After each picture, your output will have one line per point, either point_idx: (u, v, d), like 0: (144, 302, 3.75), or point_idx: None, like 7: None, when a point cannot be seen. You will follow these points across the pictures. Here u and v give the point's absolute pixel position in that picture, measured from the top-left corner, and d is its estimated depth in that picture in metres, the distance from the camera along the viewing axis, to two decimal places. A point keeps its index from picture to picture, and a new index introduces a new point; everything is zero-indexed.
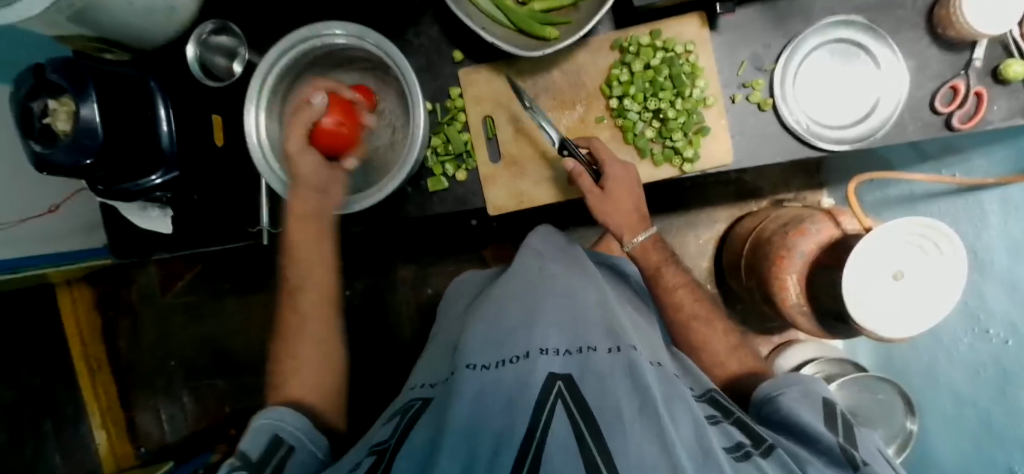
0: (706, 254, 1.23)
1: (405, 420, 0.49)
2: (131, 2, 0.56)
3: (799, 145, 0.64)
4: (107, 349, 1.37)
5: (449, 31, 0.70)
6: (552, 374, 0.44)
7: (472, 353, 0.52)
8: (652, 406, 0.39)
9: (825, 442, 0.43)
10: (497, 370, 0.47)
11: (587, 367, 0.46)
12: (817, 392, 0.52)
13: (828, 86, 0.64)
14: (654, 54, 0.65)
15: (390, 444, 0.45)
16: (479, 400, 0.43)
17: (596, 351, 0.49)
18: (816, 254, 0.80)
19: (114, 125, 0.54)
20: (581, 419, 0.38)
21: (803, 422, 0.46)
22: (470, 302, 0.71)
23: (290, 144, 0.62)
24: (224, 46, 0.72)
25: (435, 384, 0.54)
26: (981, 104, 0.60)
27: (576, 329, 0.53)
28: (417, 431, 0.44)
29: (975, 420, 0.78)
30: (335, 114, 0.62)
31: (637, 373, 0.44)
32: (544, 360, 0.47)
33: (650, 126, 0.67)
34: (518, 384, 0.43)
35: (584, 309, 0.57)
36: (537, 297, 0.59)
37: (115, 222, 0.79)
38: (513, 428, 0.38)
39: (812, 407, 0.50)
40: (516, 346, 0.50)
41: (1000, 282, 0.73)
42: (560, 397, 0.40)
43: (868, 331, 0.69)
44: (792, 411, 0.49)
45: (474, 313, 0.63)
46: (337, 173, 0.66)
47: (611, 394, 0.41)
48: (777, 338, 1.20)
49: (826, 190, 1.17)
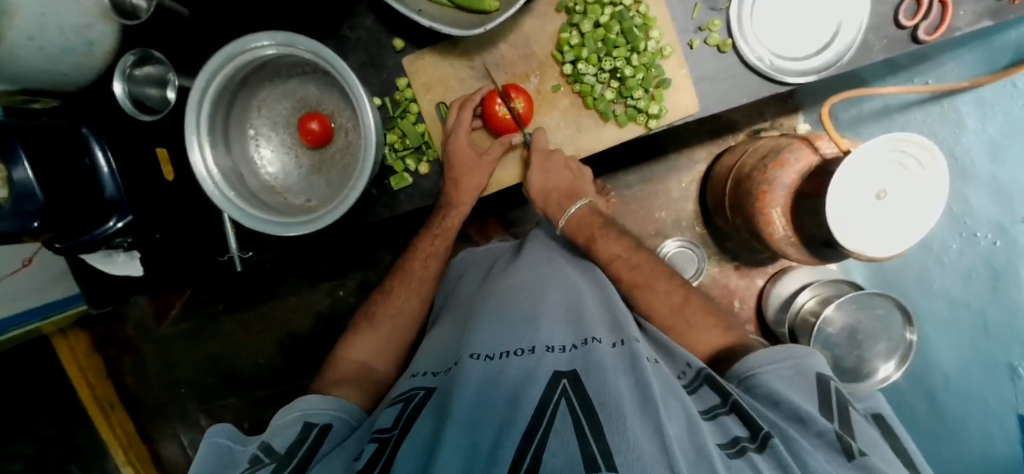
0: (690, 197, 1.22)
1: (408, 408, 0.47)
2: (41, 47, 0.52)
3: (763, 82, 0.61)
4: (115, 387, 1.37)
5: (385, 20, 0.66)
6: (556, 373, 0.43)
7: (476, 342, 0.52)
8: (653, 403, 0.39)
9: (819, 426, 0.43)
10: (500, 363, 0.47)
11: (591, 357, 0.45)
12: (810, 367, 0.50)
13: (789, 16, 0.60)
14: (602, 10, 0.61)
15: (392, 434, 0.44)
16: (480, 399, 0.42)
17: (600, 342, 0.49)
18: (797, 183, 0.79)
19: (53, 182, 0.52)
20: (581, 410, 0.38)
21: (793, 403, 0.45)
22: (473, 289, 0.71)
23: (460, 123, 0.64)
24: (152, 76, 0.67)
25: (436, 373, 0.53)
26: (947, 11, 0.57)
27: (578, 322, 0.53)
28: (420, 426, 0.42)
29: (972, 322, 0.79)
30: (517, 102, 0.63)
31: (639, 366, 0.44)
32: (549, 356, 0.47)
33: (609, 87, 0.64)
34: (522, 381, 0.43)
35: (580, 305, 0.58)
36: (534, 299, 0.58)
37: (82, 268, 0.76)
38: (516, 422, 0.38)
39: (803, 389, 0.47)
40: (520, 340, 0.51)
41: (983, 186, 0.73)
42: (564, 395, 0.40)
43: (857, 255, 0.69)
44: (778, 390, 0.47)
45: (474, 306, 0.63)
46: (485, 160, 0.66)
47: (612, 383, 0.41)
48: (771, 269, 1.20)
49: (801, 114, 1.15)
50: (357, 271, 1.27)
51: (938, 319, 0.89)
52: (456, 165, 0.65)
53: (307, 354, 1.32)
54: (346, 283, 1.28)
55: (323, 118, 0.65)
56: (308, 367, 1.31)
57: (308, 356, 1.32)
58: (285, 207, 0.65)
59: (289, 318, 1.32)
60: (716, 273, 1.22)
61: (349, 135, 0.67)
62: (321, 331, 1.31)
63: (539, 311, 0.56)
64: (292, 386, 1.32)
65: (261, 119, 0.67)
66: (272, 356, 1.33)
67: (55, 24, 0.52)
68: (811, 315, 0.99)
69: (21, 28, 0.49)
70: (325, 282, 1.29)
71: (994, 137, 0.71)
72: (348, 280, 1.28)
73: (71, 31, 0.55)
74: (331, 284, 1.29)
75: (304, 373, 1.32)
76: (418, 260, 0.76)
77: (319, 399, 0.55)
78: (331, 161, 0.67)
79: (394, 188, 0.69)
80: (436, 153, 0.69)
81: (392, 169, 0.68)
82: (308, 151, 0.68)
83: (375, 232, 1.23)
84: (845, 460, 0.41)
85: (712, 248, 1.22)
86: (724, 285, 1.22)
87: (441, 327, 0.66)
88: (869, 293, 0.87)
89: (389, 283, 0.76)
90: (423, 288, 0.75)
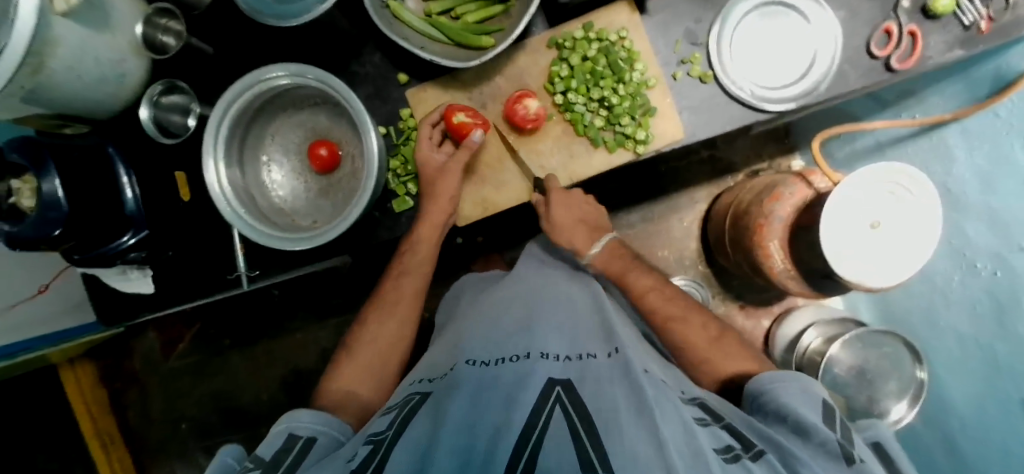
0: (692, 235, 1.22)
1: (400, 414, 0.47)
2: (79, 75, 0.59)
3: (746, 111, 0.65)
4: (118, 423, 1.36)
5: (392, 57, 0.72)
6: (551, 379, 0.44)
7: (472, 351, 0.53)
8: (648, 409, 0.39)
9: (820, 436, 0.42)
10: (497, 366, 0.48)
11: (586, 370, 0.46)
12: (815, 391, 0.49)
13: (764, 49, 0.66)
14: (589, 46, 0.67)
15: (386, 436, 0.44)
16: (474, 403, 0.42)
17: (596, 357, 0.50)
18: (792, 216, 0.80)
19: (79, 194, 0.56)
20: (578, 420, 0.38)
21: (798, 417, 0.44)
22: (469, 302, 0.72)
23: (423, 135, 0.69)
24: (176, 104, 0.72)
25: (432, 379, 0.53)
26: (917, 42, 0.61)
27: (572, 334, 0.54)
28: (418, 424, 0.44)
29: (981, 358, 0.75)
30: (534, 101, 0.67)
31: (633, 375, 0.45)
32: (543, 363, 0.47)
33: (598, 116, 0.68)
34: (517, 385, 0.44)
35: (576, 319, 0.58)
36: (529, 313, 0.59)
37: (99, 290, 0.80)
38: (510, 425, 0.38)
39: (809, 404, 0.47)
40: (517, 346, 0.51)
41: (979, 214, 0.70)
42: (558, 403, 0.40)
43: (856, 284, 0.67)
44: (786, 404, 0.47)
45: (469, 318, 0.64)
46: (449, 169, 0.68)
47: (608, 394, 0.42)
48: (777, 308, 1.19)
49: (798, 154, 1.17)
50: (363, 308, 1.28)
51: (948, 355, 0.85)
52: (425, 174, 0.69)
53: (311, 390, 1.31)
54: (352, 319, 1.29)
55: (331, 145, 0.69)
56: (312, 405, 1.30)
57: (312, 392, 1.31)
58: (292, 227, 0.69)
59: (295, 354, 1.32)
60: (721, 311, 1.21)
61: (354, 162, 0.71)
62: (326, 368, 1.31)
63: (533, 321, 0.56)
64: None
65: (274, 147, 0.72)
66: (275, 393, 1.33)
67: (92, 54, 0.59)
68: (817, 354, 0.96)
69: (62, 57, 0.55)
70: (331, 318, 1.31)
71: (982, 166, 0.69)
72: (354, 317, 1.29)
73: (107, 64, 0.62)
74: (337, 320, 1.30)
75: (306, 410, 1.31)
76: (408, 282, 0.74)
77: (304, 412, 0.54)
78: (338, 186, 0.71)
79: (395, 210, 0.73)
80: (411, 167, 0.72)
81: (394, 192, 0.73)
82: (315, 176, 0.72)
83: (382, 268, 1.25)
84: (846, 466, 0.39)
85: (717, 287, 1.21)
86: (730, 324, 1.20)
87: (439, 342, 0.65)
88: (878, 331, 0.85)
89: (378, 307, 0.75)
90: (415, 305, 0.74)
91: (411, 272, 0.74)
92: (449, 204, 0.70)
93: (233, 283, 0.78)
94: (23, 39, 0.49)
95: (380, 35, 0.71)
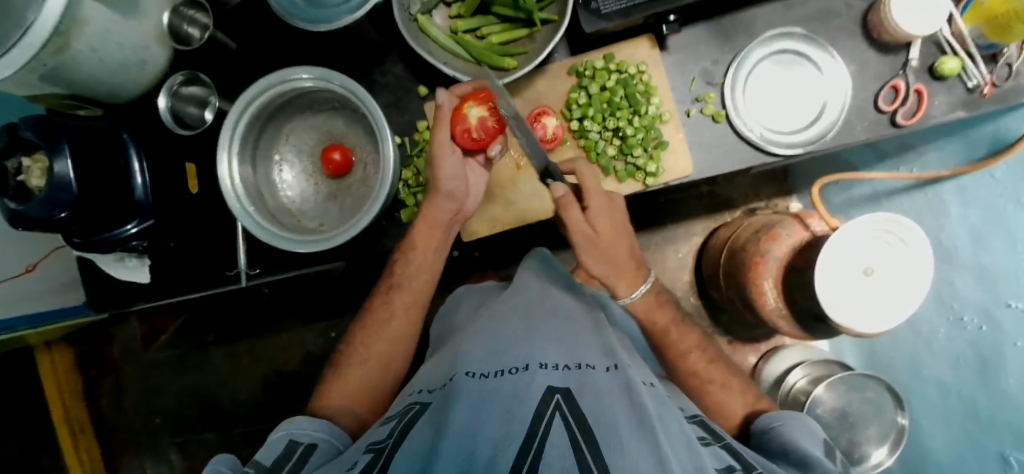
0: (686, 267, 1.24)
1: (401, 423, 0.47)
2: (101, 57, 0.60)
3: (754, 152, 0.67)
4: (91, 410, 1.33)
5: (413, 68, 0.73)
6: (550, 388, 0.45)
7: (471, 361, 0.53)
8: (649, 424, 0.41)
9: (823, 469, 0.43)
10: (495, 378, 0.48)
11: (586, 381, 0.47)
12: (815, 429, 0.51)
13: (776, 94, 0.69)
14: (609, 76, 0.68)
15: (387, 444, 0.44)
16: (475, 412, 0.42)
17: (595, 369, 0.51)
18: (789, 257, 0.81)
19: (90, 177, 0.56)
20: (579, 431, 0.38)
21: (800, 450, 0.46)
22: (470, 313, 0.72)
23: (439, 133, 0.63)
24: (195, 95, 0.73)
25: (431, 389, 0.53)
26: (923, 100, 0.64)
27: (572, 346, 0.55)
28: (419, 433, 0.44)
29: (963, 409, 0.76)
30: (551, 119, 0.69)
31: (634, 392, 0.46)
32: (543, 373, 0.48)
33: (611, 144, 0.69)
34: (516, 396, 0.44)
35: (574, 334, 0.59)
36: (527, 327, 0.59)
37: (93, 275, 0.80)
38: (511, 436, 0.38)
39: (810, 438, 0.49)
40: (516, 357, 0.52)
41: (968, 270, 0.72)
42: (558, 409, 0.41)
43: (847, 329, 0.68)
44: (789, 437, 0.48)
45: (469, 329, 0.65)
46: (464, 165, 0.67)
47: (607, 407, 0.42)
48: (764, 346, 1.20)
49: (796, 196, 1.19)
50: (353, 313, 1.28)
51: (928, 404, 0.86)
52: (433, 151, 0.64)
53: (292, 392, 1.30)
54: (340, 324, 1.28)
55: (345, 150, 0.70)
56: (292, 407, 1.29)
57: (292, 395, 1.30)
58: (298, 229, 0.69)
59: (280, 354, 1.31)
60: None
61: (366, 169, 0.71)
62: (310, 370, 1.29)
63: (532, 334, 0.57)
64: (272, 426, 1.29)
65: (288, 147, 0.72)
66: (256, 392, 1.31)
67: (116, 40, 0.60)
68: (801, 394, 0.97)
69: (88, 37, 0.56)
70: (320, 321, 1.30)
71: (975, 223, 0.71)
72: (343, 322, 1.28)
73: (130, 50, 0.63)
74: (326, 323, 1.29)
75: (286, 412, 1.29)
76: (403, 297, 0.73)
77: (305, 420, 0.55)
78: (347, 191, 0.71)
79: (403, 221, 0.74)
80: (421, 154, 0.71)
81: (403, 202, 0.73)
82: (326, 179, 0.72)
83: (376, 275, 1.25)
84: None
85: (707, 321, 1.22)
86: None
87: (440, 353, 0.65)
88: (862, 376, 0.86)
89: (370, 321, 0.73)
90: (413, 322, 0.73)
91: (409, 288, 0.72)
92: (456, 204, 0.68)
93: (232, 279, 0.78)
94: (52, 16, 0.49)
95: (404, 46, 0.72)
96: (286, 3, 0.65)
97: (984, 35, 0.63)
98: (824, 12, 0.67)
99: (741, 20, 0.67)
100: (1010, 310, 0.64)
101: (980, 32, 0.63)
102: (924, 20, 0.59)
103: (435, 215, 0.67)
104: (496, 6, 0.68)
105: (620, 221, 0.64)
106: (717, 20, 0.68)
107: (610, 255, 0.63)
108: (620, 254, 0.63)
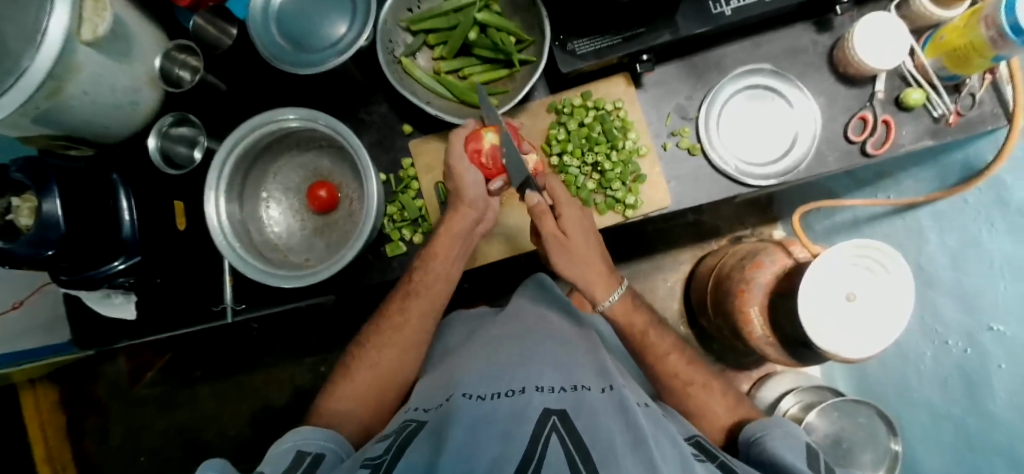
0: (676, 295, 1.24)
1: (400, 440, 0.45)
2: (92, 101, 0.61)
3: (731, 183, 0.69)
4: (72, 452, 1.30)
5: (399, 108, 0.76)
6: (546, 409, 0.45)
7: (469, 383, 0.52)
8: (644, 444, 0.41)
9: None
10: (494, 400, 0.47)
11: (581, 401, 0.47)
12: (800, 437, 0.50)
13: (749, 128, 0.71)
14: (587, 113, 0.71)
15: (384, 460, 0.42)
16: (473, 433, 0.41)
17: (590, 390, 0.51)
18: (773, 284, 0.82)
19: (78, 215, 0.56)
20: (576, 451, 0.39)
21: (782, 462, 0.45)
22: (463, 340, 0.72)
23: (453, 151, 0.64)
24: (184, 136, 0.75)
25: (428, 409, 0.52)
26: (890, 131, 0.67)
27: (568, 369, 0.55)
28: (416, 450, 0.43)
29: (953, 433, 0.75)
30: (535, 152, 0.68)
31: (628, 410, 0.46)
32: (539, 395, 0.48)
33: (591, 178, 0.71)
34: (514, 418, 0.44)
35: (570, 357, 0.59)
36: (526, 351, 0.59)
37: (78, 313, 0.79)
38: (508, 457, 0.38)
39: (795, 446, 0.48)
40: (512, 380, 0.52)
41: (950, 294, 0.72)
42: (555, 431, 0.41)
43: (833, 355, 0.68)
44: (773, 452, 0.48)
45: (461, 354, 0.65)
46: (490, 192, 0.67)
47: (603, 426, 0.43)
48: (756, 373, 1.20)
49: (780, 223, 1.21)
50: (343, 348, 1.27)
51: (921, 428, 0.85)
52: (450, 164, 0.65)
53: (279, 430, 1.27)
54: (329, 359, 1.27)
55: (331, 187, 0.71)
56: None
57: (279, 432, 1.27)
58: (284, 265, 0.70)
59: (267, 391, 1.29)
60: None
61: (353, 205, 0.72)
62: (298, 407, 1.27)
63: (530, 357, 0.57)
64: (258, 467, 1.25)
65: (275, 184, 0.74)
66: (243, 429, 1.29)
67: (108, 84, 0.62)
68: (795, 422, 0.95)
69: (79, 83, 0.58)
70: (309, 356, 1.28)
71: (952, 247, 0.72)
72: (332, 357, 1.27)
73: (121, 91, 0.65)
74: (315, 359, 1.28)
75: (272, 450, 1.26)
76: (423, 305, 0.68)
77: (309, 430, 0.53)
78: (334, 226, 0.72)
79: (388, 255, 0.74)
80: (414, 173, 0.74)
81: (388, 237, 0.74)
82: (312, 215, 0.73)
83: (365, 308, 1.24)
84: None
85: (697, 348, 1.22)
86: None
87: (429, 379, 0.63)
88: (851, 400, 0.88)
89: (383, 327, 0.69)
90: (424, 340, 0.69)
91: (429, 298, 0.68)
92: (471, 225, 0.68)
93: (217, 315, 0.78)
94: (45, 63, 0.51)
95: (390, 88, 0.75)
96: (271, 44, 0.67)
97: (945, 67, 0.66)
98: (790, 50, 0.71)
99: (712, 58, 0.71)
100: (992, 333, 0.64)
101: (941, 64, 0.66)
102: (884, 53, 0.62)
103: (458, 225, 0.66)
104: (477, 47, 0.72)
105: (591, 235, 0.64)
106: (689, 59, 0.71)
107: (581, 256, 0.63)
108: (592, 260, 0.63)
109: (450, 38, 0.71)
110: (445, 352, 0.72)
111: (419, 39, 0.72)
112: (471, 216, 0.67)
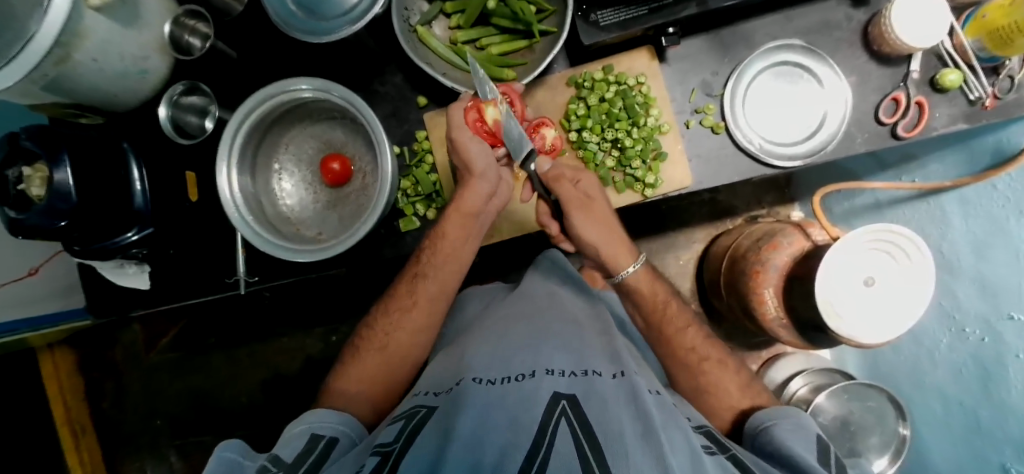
0: (688, 274, 1.23)
1: (410, 425, 0.45)
2: (102, 68, 0.60)
3: (753, 163, 0.67)
4: (91, 413, 1.33)
5: (412, 79, 0.74)
6: (556, 393, 0.45)
7: (479, 366, 0.52)
8: (655, 433, 0.41)
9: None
10: (502, 386, 0.47)
11: (592, 388, 0.47)
12: (812, 428, 0.50)
13: (775, 106, 0.69)
14: (608, 88, 0.69)
15: (394, 448, 0.42)
16: (483, 417, 0.41)
17: (601, 375, 0.50)
18: (789, 266, 0.80)
19: (88, 185, 0.56)
20: (584, 438, 0.39)
21: (790, 455, 0.45)
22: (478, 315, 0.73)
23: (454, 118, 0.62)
24: (194, 105, 0.74)
25: (439, 393, 0.52)
26: (923, 113, 0.64)
27: (579, 352, 0.54)
28: (427, 434, 0.42)
29: (964, 421, 0.75)
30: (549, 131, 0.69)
31: (639, 399, 0.46)
32: (549, 379, 0.48)
33: (610, 155, 0.70)
34: (524, 402, 0.43)
35: (582, 339, 0.58)
36: (538, 333, 0.58)
37: (93, 279, 0.80)
38: (517, 443, 0.38)
39: (804, 440, 0.48)
40: (522, 364, 0.51)
41: (970, 281, 0.71)
42: (564, 416, 0.41)
43: (847, 339, 0.68)
44: (779, 442, 0.48)
45: (473, 332, 0.65)
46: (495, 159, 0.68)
47: (613, 415, 0.42)
48: (765, 353, 1.20)
49: (796, 204, 1.19)
50: (354, 318, 1.28)
51: (931, 413, 0.85)
52: (455, 139, 0.62)
53: (292, 397, 1.30)
54: (340, 329, 1.29)
55: (344, 160, 0.70)
56: (291, 412, 1.29)
57: (292, 399, 1.29)
58: (297, 238, 0.69)
59: (280, 359, 1.31)
60: None
61: (365, 178, 0.71)
62: (310, 376, 1.29)
63: (542, 340, 0.56)
64: (271, 432, 1.28)
65: (287, 155, 0.73)
66: (256, 395, 1.31)
67: (118, 50, 0.61)
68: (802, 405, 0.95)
69: (87, 50, 0.56)
70: (321, 326, 1.30)
71: (976, 234, 0.70)
72: (344, 327, 1.28)
73: (130, 59, 0.63)
74: (326, 328, 1.30)
75: (285, 416, 1.29)
76: (442, 288, 0.68)
77: (324, 413, 0.54)
78: (347, 199, 0.72)
79: (401, 230, 0.74)
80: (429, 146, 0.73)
81: (402, 211, 0.74)
82: (325, 188, 0.73)
83: (377, 279, 1.25)
84: None
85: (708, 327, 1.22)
86: None
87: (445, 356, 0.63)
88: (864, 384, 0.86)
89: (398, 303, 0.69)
90: (438, 316, 0.70)
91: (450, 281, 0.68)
92: (482, 203, 0.66)
93: (231, 286, 0.78)
94: (53, 27, 0.49)
95: (404, 58, 0.73)
96: (284, 13, 0.66)
97: (986, 48, 0.63)
98: (822, 24, 0.68)
99: (739, 31, 0.68)
100: (1012, 322, 0.62)
101: (981, 44, 0.63)
102: (924, 30, 0.59)
103: (469, 202, 0.65)
104: (496, 17, 0.69)
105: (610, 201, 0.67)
106: (715, 32, 0.68)
107: (601, 220, 0.66)
108: (611, 225, 0.66)
109: (468, 7, 0.69)
110: (467, 325, 0.72)
111: (435, 7, 0.70)
112: (485, 189, 0.65)
